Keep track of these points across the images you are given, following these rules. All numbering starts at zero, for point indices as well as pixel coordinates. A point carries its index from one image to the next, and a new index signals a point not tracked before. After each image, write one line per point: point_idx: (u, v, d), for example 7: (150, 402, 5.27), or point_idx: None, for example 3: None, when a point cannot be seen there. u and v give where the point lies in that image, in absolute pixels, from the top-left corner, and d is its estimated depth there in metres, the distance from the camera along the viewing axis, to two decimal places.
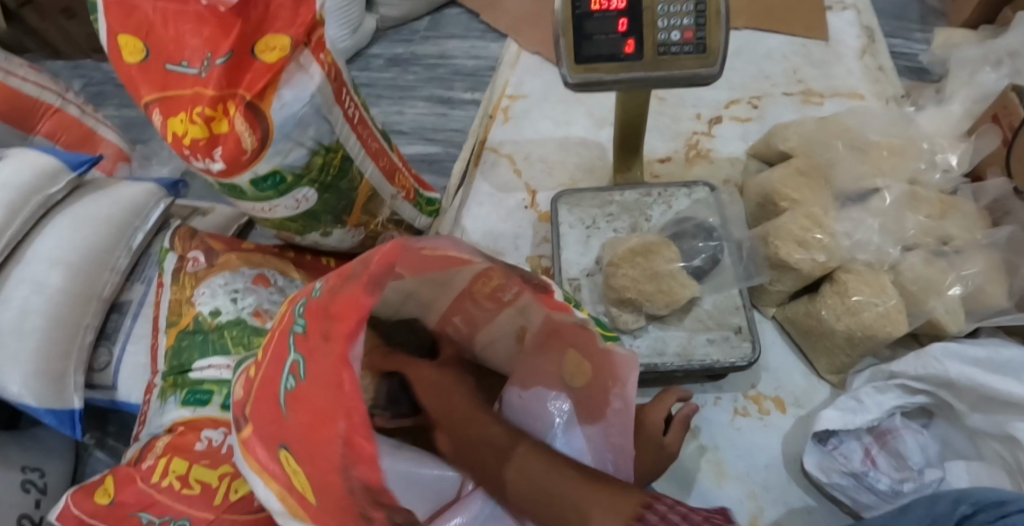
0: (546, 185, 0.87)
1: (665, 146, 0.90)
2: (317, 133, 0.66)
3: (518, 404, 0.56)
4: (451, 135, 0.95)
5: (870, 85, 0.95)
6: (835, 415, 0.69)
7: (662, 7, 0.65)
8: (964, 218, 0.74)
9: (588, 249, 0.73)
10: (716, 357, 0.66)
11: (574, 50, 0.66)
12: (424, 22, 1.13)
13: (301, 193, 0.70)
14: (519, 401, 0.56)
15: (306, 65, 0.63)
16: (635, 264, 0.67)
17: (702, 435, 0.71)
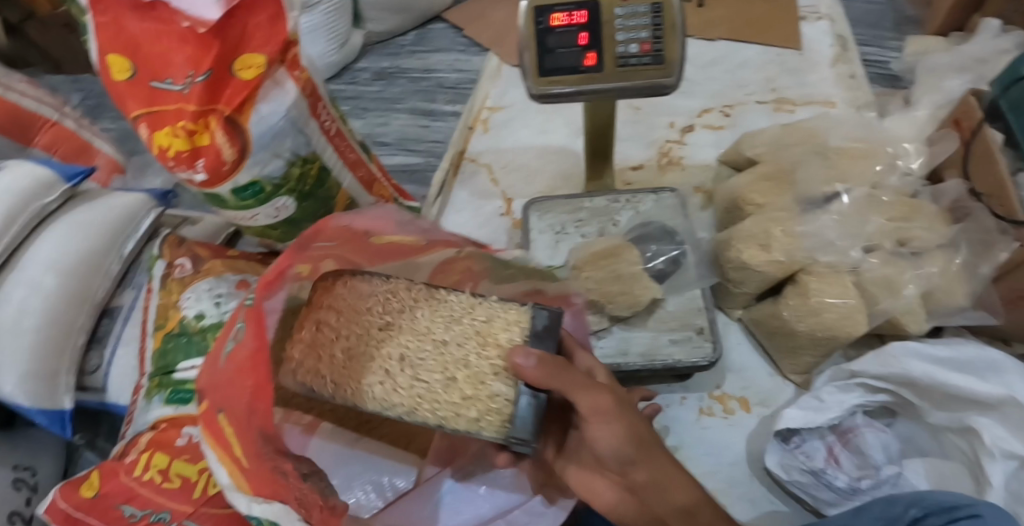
0: (524, 193, 0.89)
1: (639, 154, 0.92)
2: (294, 145, 0.70)
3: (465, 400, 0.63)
4: (433, 145, 0.98)
5: (843, 93, 0.96)
6: (798, 414, 0.70)
7: (621, 21, 0.68)
8: (927, 219, 0.74)
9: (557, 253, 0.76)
10: (678, 357, 0.68)
11: (537, 64, 0.70)
12: (410, 36, 1.16)
13: (280, 201, 0.73)
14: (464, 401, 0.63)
15: (282, 80, 0.66)
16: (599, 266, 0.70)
17: (669, 433, 0.72)
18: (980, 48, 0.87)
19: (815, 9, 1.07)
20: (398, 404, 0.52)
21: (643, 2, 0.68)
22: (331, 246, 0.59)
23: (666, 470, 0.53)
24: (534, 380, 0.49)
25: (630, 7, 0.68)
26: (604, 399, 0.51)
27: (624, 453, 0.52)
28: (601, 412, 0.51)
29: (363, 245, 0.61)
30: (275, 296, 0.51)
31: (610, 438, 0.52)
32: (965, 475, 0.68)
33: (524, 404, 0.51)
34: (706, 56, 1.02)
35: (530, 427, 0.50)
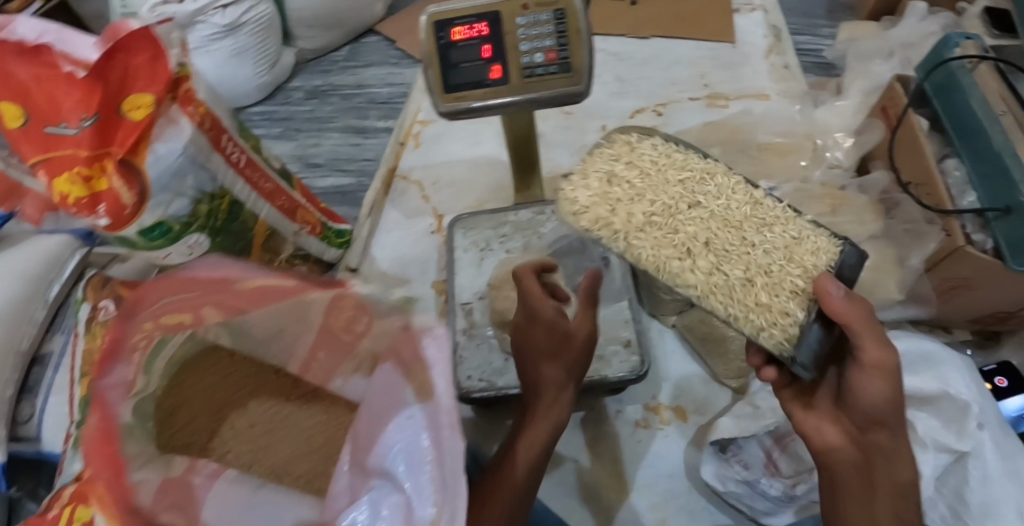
0: (454, 208, 0.89)
1: (570, 160, 0.90)
2: (197, 181, 0.67)
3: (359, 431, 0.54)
4: (364, 164, 0.98)
5: (776, 85, 0.95)
6: (731, 423, 0.68)
7: (523, 30, 0.66)
8: (854, 211, 0.73)
9: (480, 271, 0.74)
10: (604, 372, 0.67)
11: (442, 81, 0.67)
12: (344, 51, 1.14)
13: (192, 239, 0.71)
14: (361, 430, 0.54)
15: (176, 118, 0.64)
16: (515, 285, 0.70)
17: (603, 448, 0.71)
18: (909, 32, 0.87)
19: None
20: (668, 254, 0.50)
21: (545, 9, 0.66)
22: (186, 296, 0.53)
23: (896, 437, 0.52)
24: (835, 309, 0.49)
25: (531, 15, 0.66)
26: (872, 354, 0.50)
27: (874, 412, 0.51)
28: (881, 370, 0.50)
29: (223, 288, 0.54)
30: (111, 372, 0.47)
31: (879, 394, 0.51)
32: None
33: (812, 334, 0.51)
34: (639, 54, 1.01)
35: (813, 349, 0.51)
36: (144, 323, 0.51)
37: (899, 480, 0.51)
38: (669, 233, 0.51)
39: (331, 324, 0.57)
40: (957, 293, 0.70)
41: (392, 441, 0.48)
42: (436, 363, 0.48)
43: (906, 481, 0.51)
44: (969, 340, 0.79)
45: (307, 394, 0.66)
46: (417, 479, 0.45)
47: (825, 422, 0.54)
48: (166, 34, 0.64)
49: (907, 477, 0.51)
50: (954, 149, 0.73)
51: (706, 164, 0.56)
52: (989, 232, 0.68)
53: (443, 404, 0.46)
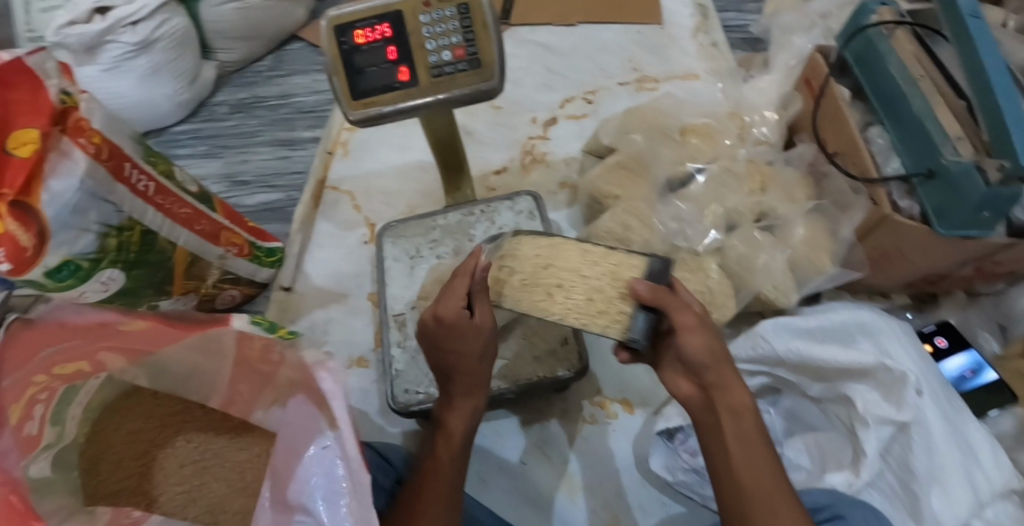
0: (386, 216, 0.88)
1: (500, 157, 0.88)
2: (102, 215, 0.64)
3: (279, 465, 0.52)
4: (293, 178, 0.95)
5: (705, 64, 0.95)
6: (677, 411, 0.67)
7: (427, 28, 0.63)
8: (784, 187, 0.73)
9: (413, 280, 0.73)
10: (541, 373, 0.66)
11: (348, 87, 0.64)
12: (267, 61, 1.10)
13: (106, 274, 0.68)
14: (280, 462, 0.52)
15: (68, 150, 0.59)
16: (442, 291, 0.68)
17: (551, 450, 0.69)
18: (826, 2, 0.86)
19: None
20: (537, 298, 0.50)
21: (448, 5, 0.64)
22: (70, 344, 0.49)
23: (725, 373, 0.51)
24: (645, 299, 0.48)
25: (434, 12, 0.63)
26: (687, 316, 0.50)
27: (698, 362, 0.51)
28: (691, 326, 0.50)
29: (107, 332, 0.49)
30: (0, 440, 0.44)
31: (697, 344, 0.50)
32: (846, 444, 0.66)
33: (638, 322, 0.48)
34: (566, 42, 0.99)
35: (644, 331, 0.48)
36: (33, 377, 0.48)
37: (730, 404, 0.51)
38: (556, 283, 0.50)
39: (246, 354, 0.53)
40: (888, 259, 0.70)
41: (310, 473, 0.46)
42: (334, 397, 0.43)
43: (740, 402, 0.51)
44: (908, 304, 0.79)
45: (236, 427, 0.63)
46: (335, 510, 0.43)
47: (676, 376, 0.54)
48: (38, 65, 0.59)
49: (741, 401, 0.51)
50: (877, 115, 0.72)
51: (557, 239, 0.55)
52: (915, 198, 0.67)
53: (343, 437, 0.42)
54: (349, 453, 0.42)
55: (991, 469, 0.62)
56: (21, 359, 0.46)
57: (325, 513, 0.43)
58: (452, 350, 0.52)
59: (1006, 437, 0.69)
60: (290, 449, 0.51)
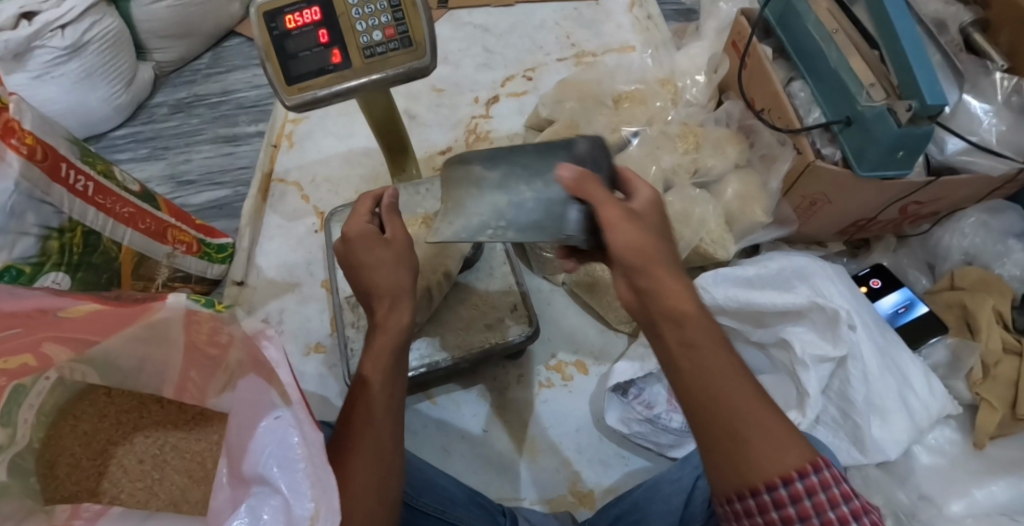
0: (334, 204, 0.88)
1: (444, 138, 0.89)
2: (40, 218, 0.63)
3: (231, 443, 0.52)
4: (239, 174, 0.94)
5: (641, 36, 0.98)
6: (626, 366, 0.69)
7: (357, 10, 0.64)
8: (713, 144, 0.76)
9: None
10: (493, 339, 0.67)
11: (282, 72, 0.65)
12: (206, 59, 1.09)
13: (50, 278, 0.67)
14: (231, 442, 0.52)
15: (0, 153, 0.59)
16: None
17: (510, 416, 0.71)
18: None
19: None
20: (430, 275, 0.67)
21: None
22: (11, 336, 0.47)
23: (654, 269, 0.44)
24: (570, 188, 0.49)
25: None
26: (612, 210, 0.47)
27: (625, 262, 0.45)
28: (616, 219, 0.46)
29: (46, 322, 0.47)
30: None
31: (628, 237, 0.45)
32: (790, 384, 0.70)
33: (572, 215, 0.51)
34: (504, 22, 1.00)
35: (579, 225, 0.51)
36: None
37: (672, 313, 0.43)
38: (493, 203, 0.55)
39: (195, 338, 0.53)
40: (816, 205, 0.73)
41: (263, 444, 0.47)
42: (278, 364, 0.45)
43: (683, 309, 0.43)
44: (843, 251, 0.84)
45: (195, 416, 0.63)
46: (291, 476, 0.43)
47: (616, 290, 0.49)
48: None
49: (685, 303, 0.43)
50: (799, 72, 0.75)
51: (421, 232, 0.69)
52: (837, 145, 0.71)
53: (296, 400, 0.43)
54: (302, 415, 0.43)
55: (921, 395, 0.68)
56: None
57: (280, 480, 0.44)
58: (365, 263, 0.56)
59: (940, 367, 0.72)
60: (241, 426, 0.51)
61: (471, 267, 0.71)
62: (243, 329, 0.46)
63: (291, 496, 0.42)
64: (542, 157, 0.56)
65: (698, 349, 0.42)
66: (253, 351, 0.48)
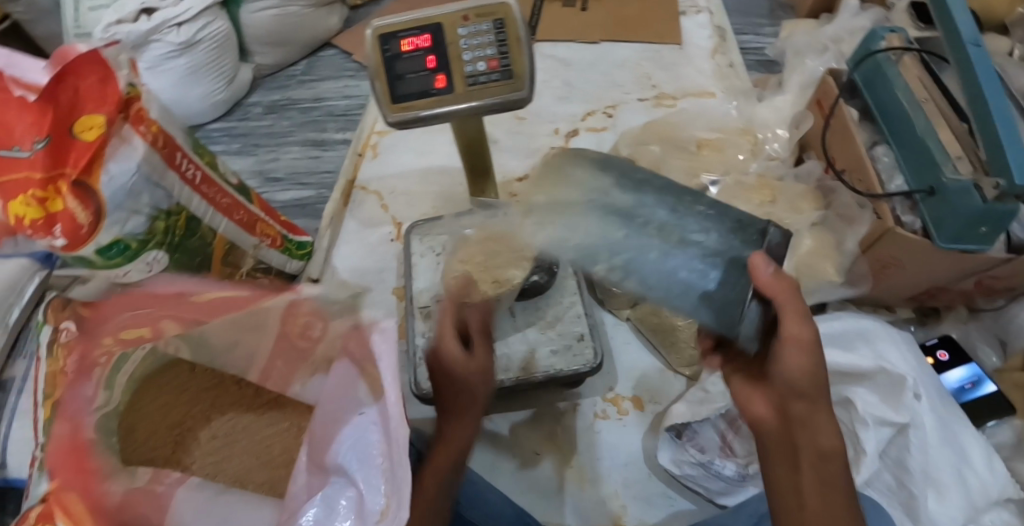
0: (410, 216, 0.91)
1: (521, 165, 0.92)
2: (153, 199, 0.68)
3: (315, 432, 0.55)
4: (323, 177, 0.99)
5: (719, 82, 0.99)
6: (684, 409, 0.70)
7: (464, 40, 0.68)
8: (789, 200, 0.77)
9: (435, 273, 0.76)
10: (559, 366, 0.69)
11: (388, 91, 0.69)
12: (301, 66, 1.16)
13: (151, 256, 0.71)
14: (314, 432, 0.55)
15: (129, 137, 0.65)
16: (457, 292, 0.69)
17: (562, 442, 0.73)
18: (840, 28, 0.91)
19: (692, 3, 1.09)
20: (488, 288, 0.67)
21: (484, 19, 0.68)
22: (145, 311, 0.55)
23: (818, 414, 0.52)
24: (762, 285, 0.52)
25: (471, 26, 0.68)
26: (803, 330, 0.52)
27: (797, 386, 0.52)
28: (803, 342, 0.52)
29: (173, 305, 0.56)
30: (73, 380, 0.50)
31: (801, 364, 0.52)
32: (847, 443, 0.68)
33: (750, 312, 0.54)
34: (588, 57, 1.04)
35: (754, 325, 0.54)
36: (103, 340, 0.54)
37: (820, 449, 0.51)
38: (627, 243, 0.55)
39: (288, 330, 0.59)
40: (889, 271, 0.73)
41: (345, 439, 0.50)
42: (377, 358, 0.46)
43: (828, 446, 0.51)
44: (911, 318, 0.83)
45: (269, 402, 0.67)
46: (368, 471, 0.46)
47: (753, 395, 0.57)
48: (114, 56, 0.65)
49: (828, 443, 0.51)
50: (883, 136, 0.76)
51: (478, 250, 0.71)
52: (917, 214, 0.71)
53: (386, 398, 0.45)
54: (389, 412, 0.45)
55: (980, 471, 0.66)
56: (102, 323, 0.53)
57: (359, 473, 0.47)
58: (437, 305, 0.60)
59: (1005, 447, 0.72)
60: (325, 418, 0.54)
61: (542, 292, 0.72)
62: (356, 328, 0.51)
63: (366, 488, 0.45)
64: (709, 221, 0.57)
65: (828, 486, 0.50)
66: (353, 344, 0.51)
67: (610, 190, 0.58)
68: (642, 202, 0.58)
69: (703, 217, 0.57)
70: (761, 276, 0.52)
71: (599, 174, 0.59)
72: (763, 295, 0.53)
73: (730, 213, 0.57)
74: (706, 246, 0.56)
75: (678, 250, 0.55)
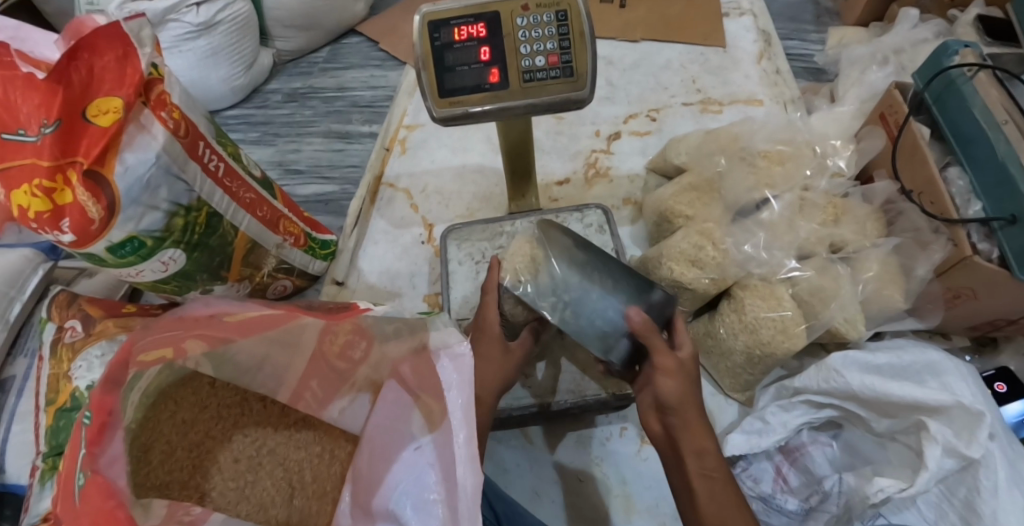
0: (443, 217, 0.87)
1: (563, 168, 0.88)
2: (172, 193, 0.61)
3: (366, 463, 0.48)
4: (348, 171, 0.95)
5: (768, 89, 0.93)
6: (741, 439, 0.67)
7: (523, 32, 0.63)
8: (858, 220, 0.73)
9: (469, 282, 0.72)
10: (610, 391, 0.65)
11: (436, 84, 0.63)
12: (324, 53, 1.10)
13: (167, 254, 0.65)
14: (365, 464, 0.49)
15: (148, 124, 0.58)
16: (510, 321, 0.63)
17: (606, 466, 0.69)
18: (901, 38, 0.88)
19: (738, 4, 1.04)
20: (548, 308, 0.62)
21: (546, 10, 0.63)
22: (172, 334, 0.43)
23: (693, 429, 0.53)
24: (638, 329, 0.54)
25: (532, 16, 0.63)
26: (667, 360, 0.53)
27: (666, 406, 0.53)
28: (671, 370, 0.53)
29: (214, 325, 0.45)
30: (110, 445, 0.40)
31: (671, 389, 0.53)
32: (906, 471, 0.63)
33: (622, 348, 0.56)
34: (628, 57, 0.99)
35: (623, 357, 0.56)
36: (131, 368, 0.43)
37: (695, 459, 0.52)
38: (542, 266, 0.59)
39: (325, 348, 0.51)
40: (964, 303, 0.69)
41: (398, 480, 0.44)
42: (451, 387, 0.43)
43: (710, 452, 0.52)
44: (968, 346, 0.78)
45: (298, 422, 0.60)
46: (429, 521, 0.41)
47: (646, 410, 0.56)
48: (134, 31, 0.58)
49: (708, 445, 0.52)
50: (956, 157, 0.70)
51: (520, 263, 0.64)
52: (994, 241, 0.65)
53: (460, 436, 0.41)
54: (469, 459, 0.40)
55: None
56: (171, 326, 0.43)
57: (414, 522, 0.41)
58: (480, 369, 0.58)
59: None
60: (374, 451, 0.49)
61: None
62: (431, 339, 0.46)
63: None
64: (606, 270, 0.59)
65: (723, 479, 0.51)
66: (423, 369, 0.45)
67: (570, 252, 0.60)
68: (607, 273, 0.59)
69: (590, 265, 0.59)
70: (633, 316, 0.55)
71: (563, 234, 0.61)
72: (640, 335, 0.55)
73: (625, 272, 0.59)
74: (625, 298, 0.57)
75: (577, 279, 0.58)
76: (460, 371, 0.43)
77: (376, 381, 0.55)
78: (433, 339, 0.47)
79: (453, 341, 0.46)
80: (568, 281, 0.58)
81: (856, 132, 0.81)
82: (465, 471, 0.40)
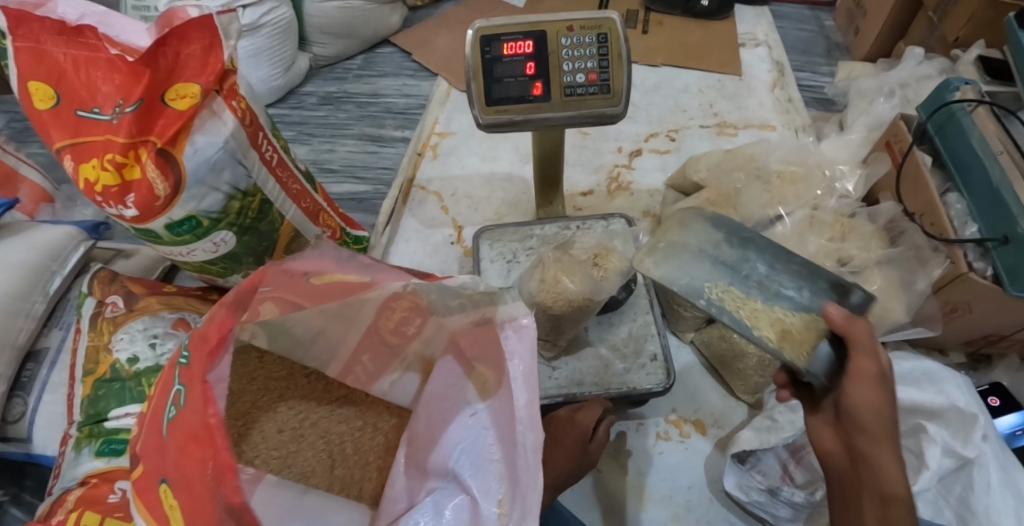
0: (472, 220, 0.92)
1: (587, 180, 0.94)
2: (232, 177, 0.65)
3: (425, 429, 0.56)
4: (380, 172, 0.99)
5: (780, 116, 1.00)
6: (752, 435, 0.69)
7: (567, 51, 0.68)
8: (863, 239, 0.77)
9: (532, 274, 0.70)
10: (632, 384, 0.67)
11: (484, 93, 0.68)
12: (358, 60, 1.15)
13: (219, 236, 0.69)
14: (426, 427, 0.56)
15: (219, 111, 0.62)
16: (539, 310, 0.67)
17: (624, 458, 0.72)
18: (906, 74, 0.95)
19: (752, 37, 1.12)
20: (579, 299, 0.65)
21: (589, 32, 0.68)
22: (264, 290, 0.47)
23: (879, 446, 0.53)
24: (837, 327, 0.52)
25: (576, 37, 0.68)
26: (864, 362, 0.52)
27: (859, 419, 0.52)
28: (866, 374, 0.52)
29: (298, 291, 0.49)
30: (220, 361, 0.40)
31: (865, 393, 0.52)
32: None
33: (822, 355, 0.54)
34: (650, 80, 1.05)
35: (824, 368, 0.54)
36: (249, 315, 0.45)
37: (884, 491, 0.51)
38: (748, 302, 0.55)
39: (380, 325, 0.56)
40: (959, 316, 0.75)
41: (456, 439, 0.52)
42: (514, 355, 0.49)
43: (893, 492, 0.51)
44: (963, 363, 0.83)
45: (339, 398, 0.63)
46: (484, 478, 0.48)
47: (821, 428, 0.57)
48: (224, 25, 0.62)
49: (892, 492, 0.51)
50: (955, 183, 0.76)
51: (555, 256, 0.69)
52: (989, 260, 0.71)
53: (522, 400, 0.48)
54: (528, 417, 0.47)
55: None
56: (285, 280, 0.47)
57: (472, 480, 0.48)
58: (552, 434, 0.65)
59: None
60: (432, 416, 0.56)
61: (618, 308, 0.73)
62: (499, 314, 0.50)
63: (479, 495, 0.47)
64: (806, 274, 0.58)
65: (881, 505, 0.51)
66: (483, 333, 0.52)
67: (719, 243, 0.60)
68: (747, 258, 0.59)
69: (799, 275, 0.58)
70: (832, 315, 0.52)
71: (706, 224, 0.61)
72: (836, 332, 0.52)
73: (825, 274, 0.58)
74: (796, 301, 0.56)
75: (776, 306, 0.56)
76: (524, 340, 0.49)
77: (425, 358, 0.59)
78: (499, 313, 0.50)
79: (520, 316, 0.50)
80: (781, 313, 0.55)
81: (863, 158, 0.87)
82: (522, 431, 0.47)
